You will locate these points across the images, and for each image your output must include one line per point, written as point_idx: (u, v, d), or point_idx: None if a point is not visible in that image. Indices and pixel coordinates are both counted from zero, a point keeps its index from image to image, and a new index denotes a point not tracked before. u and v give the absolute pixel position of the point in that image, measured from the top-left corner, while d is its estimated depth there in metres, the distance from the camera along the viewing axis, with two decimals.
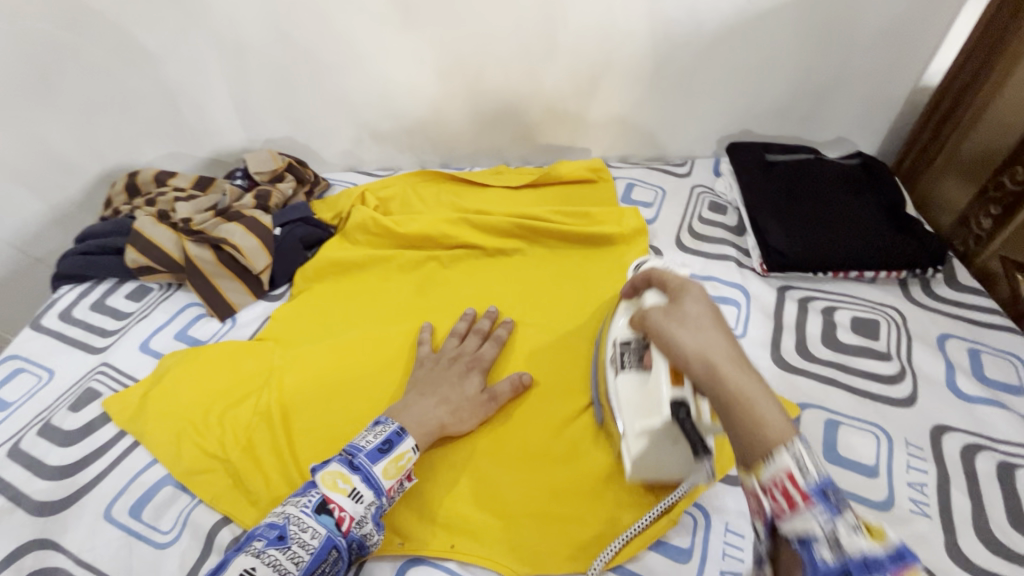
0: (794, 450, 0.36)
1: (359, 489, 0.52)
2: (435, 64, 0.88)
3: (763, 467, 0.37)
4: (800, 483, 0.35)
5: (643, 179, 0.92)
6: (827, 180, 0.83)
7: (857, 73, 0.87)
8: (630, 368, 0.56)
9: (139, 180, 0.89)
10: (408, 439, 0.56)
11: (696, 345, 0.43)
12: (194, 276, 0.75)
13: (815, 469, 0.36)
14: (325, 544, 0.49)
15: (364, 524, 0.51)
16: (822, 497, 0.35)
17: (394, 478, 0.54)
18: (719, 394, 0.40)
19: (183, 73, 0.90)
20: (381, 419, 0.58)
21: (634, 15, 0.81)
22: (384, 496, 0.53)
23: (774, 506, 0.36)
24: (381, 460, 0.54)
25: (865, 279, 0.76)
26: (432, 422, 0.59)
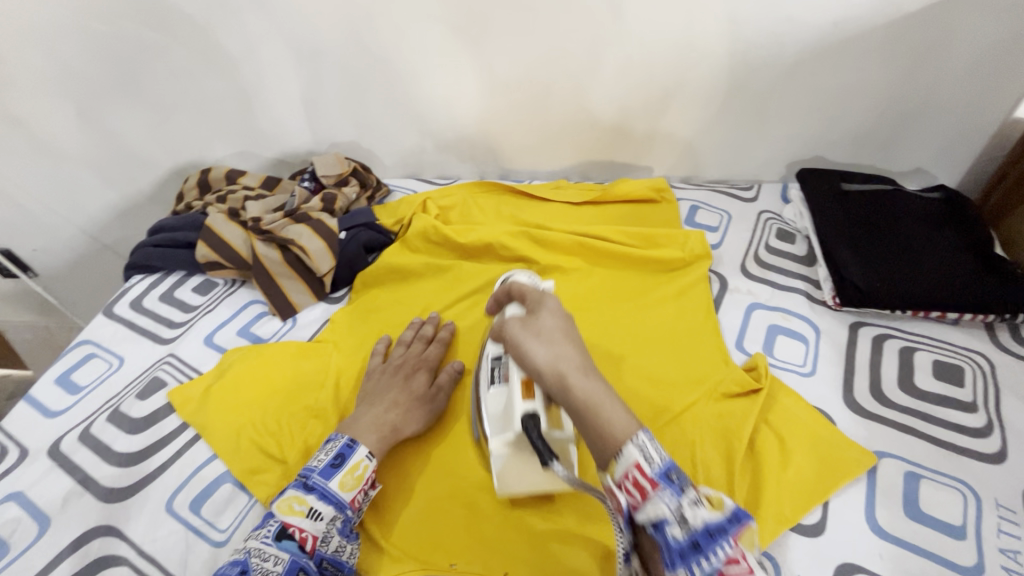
0: (639, 441, 0.40)
1: (316, 507, 0.52)
2: (504, 75, 0.88)
3: (616, 465, 0.40)
4: (647, 471, 0.38)
5: (707, 202, 0.90)
6: (908, 215, 0.79)
7: (944, 102, 0.83)
8: (498, 383, 0.56)
9: (210, 177, 0.92)
10: (360, 448, 0.56)
11: (548, 358, 0.46)
12: (259, 274, 0.76)
13: (658, 456, 0.39)
14: (289, 567, 0.49)
15: (330, 540, 0.52)
16: (667, 481, 0.38)
17: (354, 489, 0.54)
18: (573, 403, 0.43)
19: (260, 77, 0.93)
20: (332, 436, 0.58)
21: (713, 34, 0.79)
22: (347, 509, 0.54)
23: (629, 499, 0.39)
24: (336, 474, 0.54)
25: (946, 320, 0.72)
26: (385, 427, 0.59)
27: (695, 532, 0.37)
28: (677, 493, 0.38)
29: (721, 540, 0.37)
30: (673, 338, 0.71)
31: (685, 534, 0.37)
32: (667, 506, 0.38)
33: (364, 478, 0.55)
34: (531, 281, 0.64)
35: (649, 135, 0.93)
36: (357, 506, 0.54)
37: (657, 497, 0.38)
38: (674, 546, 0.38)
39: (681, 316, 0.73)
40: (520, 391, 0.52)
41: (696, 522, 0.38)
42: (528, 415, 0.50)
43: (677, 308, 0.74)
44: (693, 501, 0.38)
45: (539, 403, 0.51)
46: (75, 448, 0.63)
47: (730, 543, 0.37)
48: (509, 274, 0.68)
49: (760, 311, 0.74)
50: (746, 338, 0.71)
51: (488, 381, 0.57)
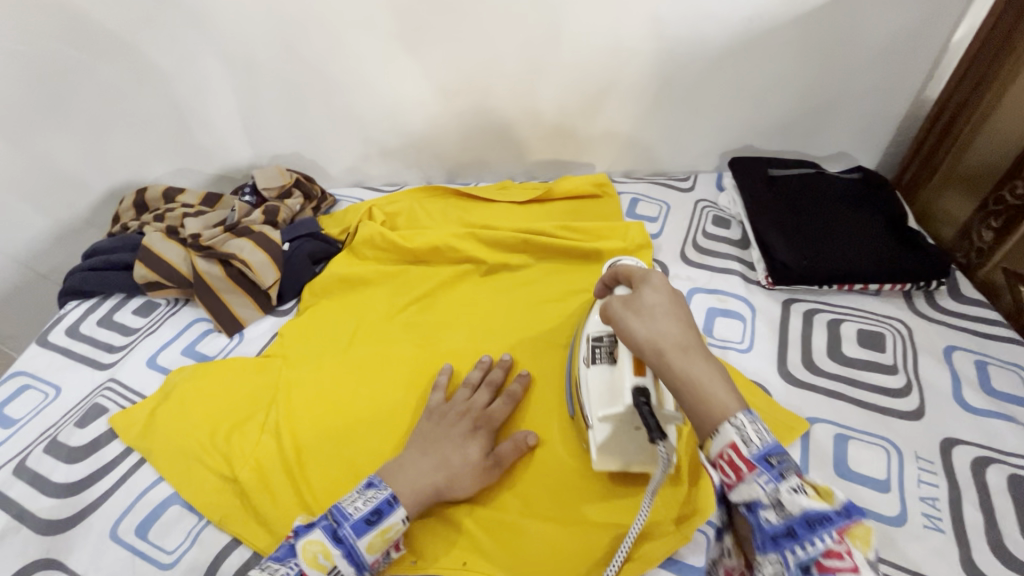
0: (738, 422, 0.39)
1: (339, 565, 0.49)
2: (442, 80, 0.89)
3: (711, 441, 0.40)
4: (744, 453, 0.38)
5: (647, 194, 0.93)
6: (830, 196, 0.84)
7: (857, 88, 0.89)
8: (601, 362, 0.56)
9: (147, 196, 0.90)
10: (400, 509, 0.52)
11: (648, 335, 0.45)
12: (201, 290, 0.75)
13: (758, 438, 0.38)
14: None
15: None
16: (766, 464, 0.38)
17: (379, 552, 0.51)
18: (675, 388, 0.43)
19: (193, 92, 0.91)
20: (375, 482, 0.54)
21: (639, 33, 0.83)
22: (367, 571, 0.51)
23: (723, 477, 0.39)
24: (367, 533, 0.50)
25: (869, 291, 0.77)
26: (427, 486, 0.55)
27: (792, 518, 0.36)
28: (777, 479, 0.37)
29: (823, 532, 0.35)
30: None
31: (779, 519, 0.37)
32: (763, 488, 0.37)
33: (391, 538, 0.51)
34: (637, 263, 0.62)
35: (588, 132, 0.96)
36: (373, 562, 0.51)
37: (752, 478, 0.38)
38: (767, 530, 0.37)
39: None
40: (631, 367, 0.51)
41: (794, 508, 0.36)
42: (638, 393, 0.48)
43: None
44: (793, 488, 0.37)
45: (650, 379, 0.50)
46: (10, 483, 0.60)
47: (833, 533, 0.35)
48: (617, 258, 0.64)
49: (699, 294, 0.78)
50: None
51: (587, 360, 0.58)
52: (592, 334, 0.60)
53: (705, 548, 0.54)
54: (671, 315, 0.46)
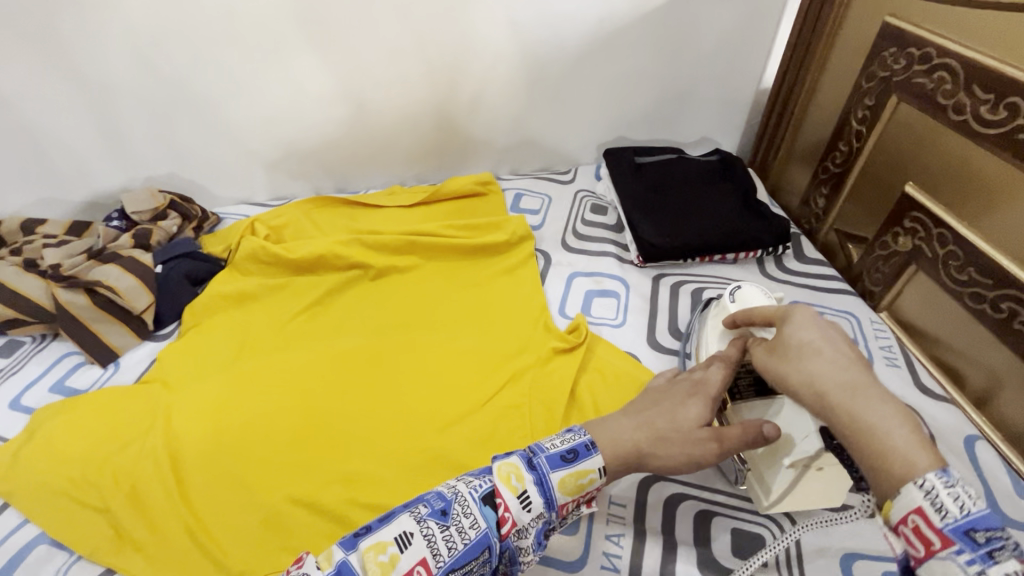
0: (928, 487, 0.34)
1: (529, 492, 0.46)
2: (318, 90, 0.90)
3: (892, 506, 0.35)
4: (935, 524, 0.33)
5: (530, 188, 0.98)
6: (691, 177, 0.92)
7: (705, 79, 0.98)
8: (746, 398, 0.56)
9: (2, 230, 0.84)
10: (596, 456, 0.49)
11: (804, 376, 0.44)
12: (67, 323, 0.72)
13: (956, 510, 0.33)
14: (480, 540, 0.43)
15: (522, 534, 0.46)
16: (964, 540, 0.33)
17: (569, 495, 0.47)
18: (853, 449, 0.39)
19: (47, 117, 0.86)
20: (571, 428, 0.52)
21: (504, 37, 0.87)
22: (553, 511, 0.47)
23: (908, 549, 0.35)
24: (560, 469, 0.47)
25: (727, 261, 0.86)
26: None
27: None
28: (979, 559, 0.32)
29: None
30: (500, 319, 0.76)
31: None
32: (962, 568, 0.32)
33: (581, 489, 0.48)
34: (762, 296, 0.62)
35: (470, 133, 0.99)
36: (562, 511, 0.48)
37: (947, 555, 0.33)
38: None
39: (510, 297, 0.79)
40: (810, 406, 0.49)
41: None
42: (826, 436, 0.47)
43: (506, 289, 0.80)
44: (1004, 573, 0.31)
45: None
46: None
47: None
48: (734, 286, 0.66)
49: (579, 278, 0.83)
50: (566, 304, 0.79)
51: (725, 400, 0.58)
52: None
53: None
54: (830, 356, 0.43)
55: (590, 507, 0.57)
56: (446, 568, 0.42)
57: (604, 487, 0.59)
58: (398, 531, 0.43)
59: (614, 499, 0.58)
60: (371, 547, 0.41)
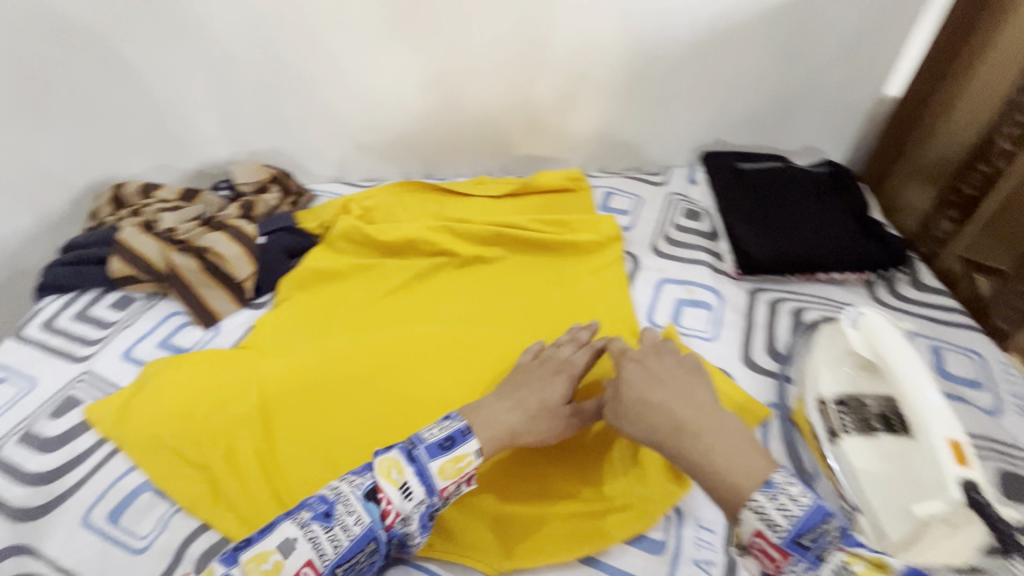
0: (756, 506, 0.41)
1: (411, 483, 0.49)
2: (419, 76, 0.91)
3: (741, 530, 0.42)
4: (773, 540, 0.40)
5: (621, 188, 0.95)
6: (798, 188, 0.86)
7: (821, 83, 0.92)
8: (856, 433, 0.54)
9: (124, 191, 0.90)
10: (472, 440, 0.52)
11: (666, 405, 0.49)
12: (177, 284, 0.76)
13: (783, 522, 0.40)
14: (365, 534, 0.47)
15: (409, 522, 0.49)
16: (797, 547, 0.40)
17: (451, 479, 0.50)
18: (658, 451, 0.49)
19: (171, 88, 0.92)
20: (450, 414, 0.55)
21: (611, 30, 0.85)
22: (437, 496, 0.49)
23: (762, 565, 0.42)
24: (439, 457, 0.50)
25: (832, 280, 0.79)
26: (502, 427, 0.54)
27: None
28: (812, 564, 0.40)
29: None
30: (585, 319, 0.74)
31: None
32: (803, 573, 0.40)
33: (462, 471, 0.51)
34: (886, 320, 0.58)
35: (563, 128, 0.97)
36: (444, 494, 0.50)
37: (790, 563, 0.40)
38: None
39: (596, 299, 0.77)
40: (951, 455, 0.47)
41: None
42: (970, 488, 0.45)
43: (593, 289, 0.78)
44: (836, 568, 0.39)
45: (977, 473, 0.46)
46: None
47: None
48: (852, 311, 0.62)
49: (669, 285, 0.79)
50: (655, 312, 0.76)
51: (832, 432, 0.55)
52: (829, 398, 0.57)
53: (666, 525, 0.55)
54: (683, 381, 0.51)
55: (677, 528, 0.55)
56: (334, 564, 0.45)
57: (693, 510, 0.56)
58: (285, 537, 0.45)
59: (703, 524, 0.55)
60: (255, 555, 0.44)
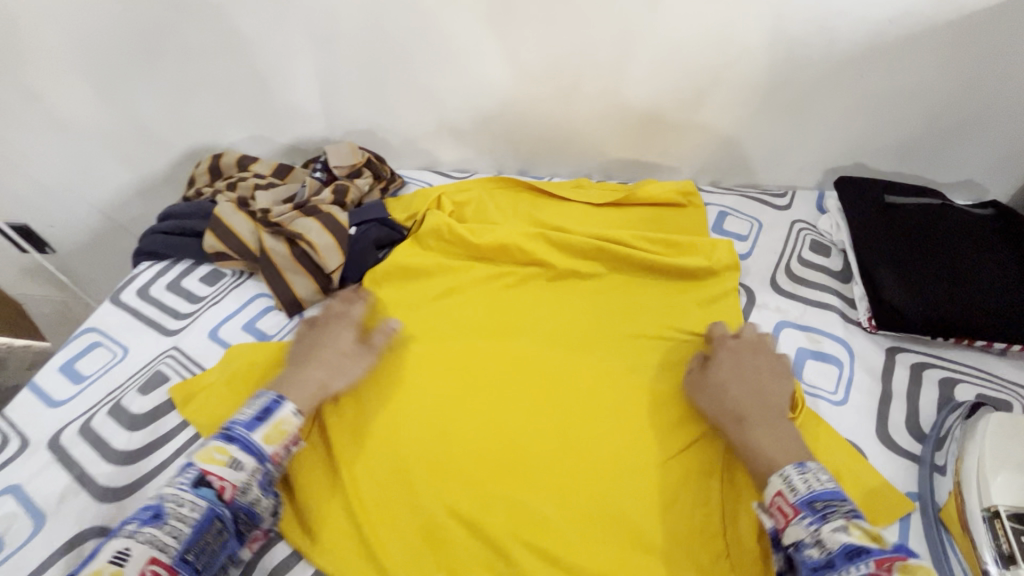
0: (787, 478, 0.49)
1: (238, 458, 0.51)
2: (529, 66, 0.83)
3: (767, 493, 0.50)
4: (790, 498, 0.48)
5: (737, 208, 0.85)
6: (957, 233, 0.73)
7: (999, 109, 0.78)
8: None
9: (222, 162, 0.89)
10: (287, 405, 0.56)
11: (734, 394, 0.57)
12: (265, 268, 0.74)
13: (802, 488, 0.48)
14: (207, 515, 0.49)
15: (250, 491, 0.51)
16: (809, 508, 0.47)
17: (277, 444, 0.54)
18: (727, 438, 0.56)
19: (274, 59, 0.89)
20: (259, 392, 0.57)
21: (756, 31, 0.74)
22: (269, 463, 0.53)
23: (774, 522, 0.48)
24: (259, 427, 0.53)
25: (992, 350, 0.67)
26: (712, 388, 0.59)
27: (833, 551, 0.43)
28: (818, 520, 0.45)
29: (860, 563, 0.42)
30: (692, 358, 0.66)
31: (821, 555, 0.44)
32: (808, 530, 0.45)
33: (286, 434, 0.55)
34: None
35: (679, 135, 0.88)
36: (279, 461, 0.54)
37: (800, 521, 0.46)
38: (810, 564, 0.44)
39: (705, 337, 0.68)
40: None
41: (834, 543, 0.44)
42: None
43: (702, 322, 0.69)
44: (835, 528, 0.45)
45: None
46: (74, 442, 0.60)
47: (870, 562, 0.42)
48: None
49: (789, 330, 0.70)
50: None
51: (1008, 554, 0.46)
52: (1004, 511, 0.48)
53: None
54: (747, 378, 0.59)
55: None
56: (180, 551, 0.46)
57: None
58: (114, 552, 0.45)
59: None
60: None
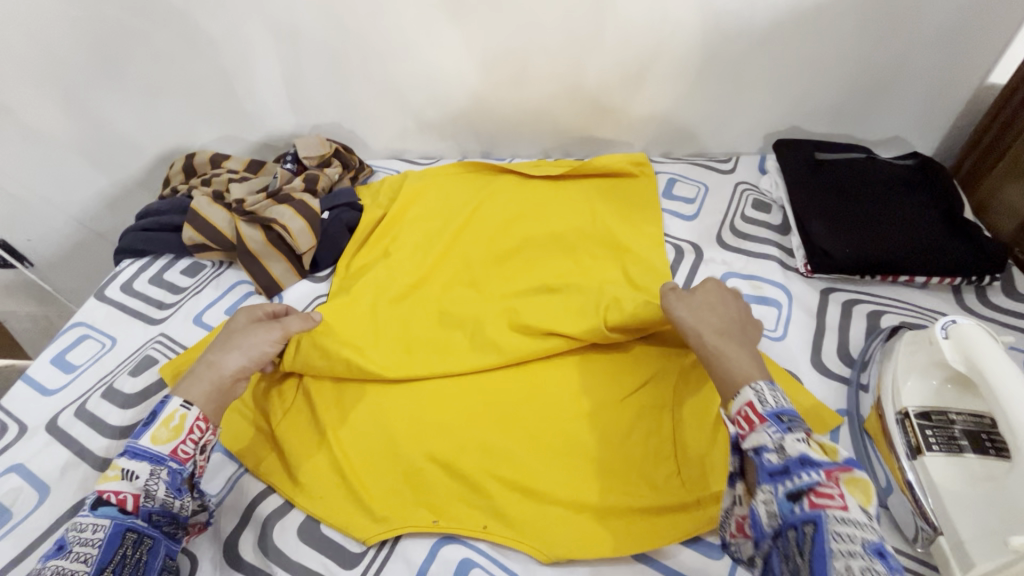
0: (757, 389, 0.48)
1: (132, 468, 0.50)
2: (482, 53, 0.89)
3: (733, 404, 0.49)
4: (758, 408, 0.46)
5: (685, 174, 0.91)
6: (880, 182, 0.80)
7: (915, 68, 0.85)
8: (940, 451, 0.51)
9: (195, 161, 0.93)
10: (173, 399, 0.53)
11: (691, 320, 0.57)
12: (242, 254, 0.78)
13: (771, 400, 0.47)
14: (114, 531, 0.48)
15: (154, 495, 0.50)
16: (776, 420, 0.45)
17: (171, 440, 0.51)
18: (703, 353, 0.55)
19: (240, 60, 0.93)
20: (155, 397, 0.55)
21: (688, 9, 0.80)
22: (168, 461, 0.51)
23: (739, 430, 0.47)
24: (147, 431, 0.51)
25: (916, 284, 0.74)
26: (697, 319, 0.57)
27: (789, 458, 0.43)
28: (784, 430, 0.44)
29: (813, 469, 0.42)
30: None
31: (780, 460, 0.43)
32: (770, 437, 0.44)
33: (182, 430, 0.52)
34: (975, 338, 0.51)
35: (628, 111, 0.94)
36: (183, 457, 0.51)
37: (763, 429, 0.45)
38: (768, 468, 0.44)
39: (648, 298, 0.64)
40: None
41: (794, 451, 0.43)
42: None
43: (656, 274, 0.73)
44: (796, 438, 0.44)
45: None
46: (71, 423, 0.64)
47: (819, 472, 0.42)
48: (948, 321, 0.54)
49: (734, 280, 0.76)
50: None
51: (914, 447, 0.52)
52: (913, 411, 0.54)
53: None
54: (718, 306, 0.59)
55: None
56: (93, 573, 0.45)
57: None
58: None
59: None
60: None
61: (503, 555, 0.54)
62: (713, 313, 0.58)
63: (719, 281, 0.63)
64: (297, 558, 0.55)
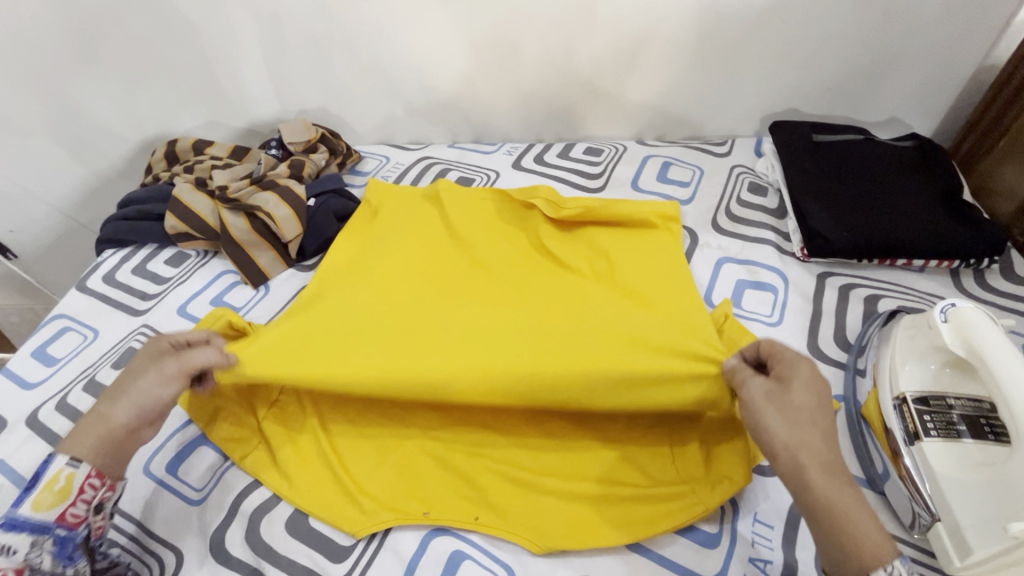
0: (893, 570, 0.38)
1: (8, 540, 0.44)
2: (471, 34, 0.86)
3: None
4: None
5: (680, 158, 0.89)
6: (877, 164, 0.78)
7: (915, 47, 0.82)
8: (938, 436, 0.50)
9: (178, 148, 0.91)
10: (59, 456, 0.46)
11: (789, 439, 0.43)
12: (227, 243, 0.76)
13: None
14: None
15: (41, 564, 0.44)
16: None
17: (58, 505, 0.45)
18: (805, 498, 0.41)
19: (220, 43, 0.90)
20: None
21: None
22: (56, 529, 0.45)
23: None
24: (27, 496, 0.45)
25: (913, 267, 0.73)
26: (795, 444, 0.43)
27: None
28: None
29: None
30: None
31: None
32: None
33: (70, 492, 0.46)
34: (976, 322, 0.50)
35: (621, 93, 0.92)
36: (73, 522, 0.46)
37: None
38: None
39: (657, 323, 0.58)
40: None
41: None
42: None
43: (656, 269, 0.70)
44: None
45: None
46: (52, 417, 0.63)
47: None
48: (948, 304, 0.53)
49: (729, 265, 0.74)
50: (713, 292, 0.72)
51: (913, 433, 0.52)
52: (911, 397, 0.53)
53: (721, 516, 0.53)
54: (822, 424, 0.44)
55: (733, 519, 0.53)
56: None
57: (749, 503, 0.54)
58: None
59: (760, 518, 0.53)
60: None
61: (495, 547, 0.53)
62: (814, 427, 0.43)
63: (816, 370, 0.46)
64: (284, 553, 0.54)
